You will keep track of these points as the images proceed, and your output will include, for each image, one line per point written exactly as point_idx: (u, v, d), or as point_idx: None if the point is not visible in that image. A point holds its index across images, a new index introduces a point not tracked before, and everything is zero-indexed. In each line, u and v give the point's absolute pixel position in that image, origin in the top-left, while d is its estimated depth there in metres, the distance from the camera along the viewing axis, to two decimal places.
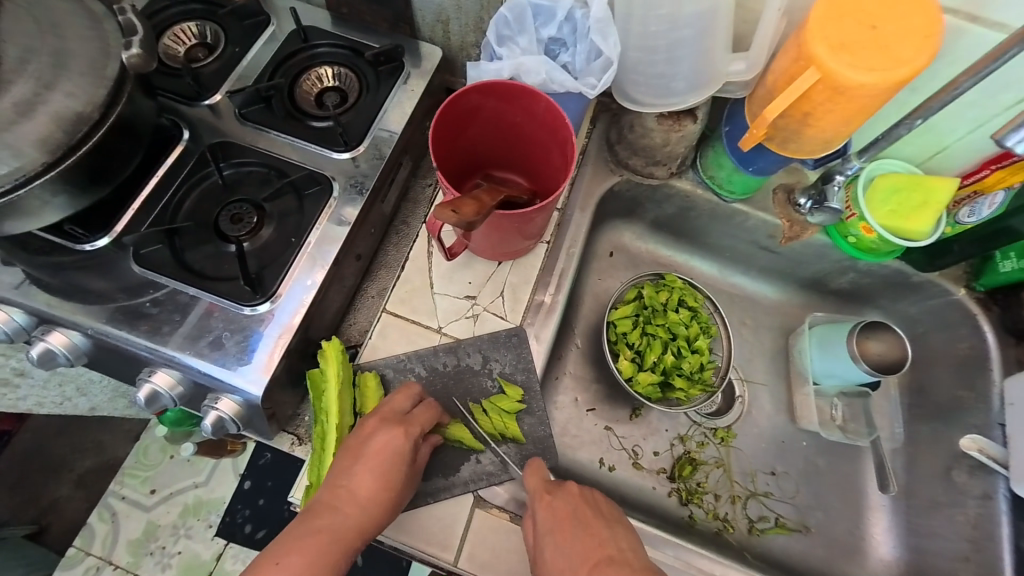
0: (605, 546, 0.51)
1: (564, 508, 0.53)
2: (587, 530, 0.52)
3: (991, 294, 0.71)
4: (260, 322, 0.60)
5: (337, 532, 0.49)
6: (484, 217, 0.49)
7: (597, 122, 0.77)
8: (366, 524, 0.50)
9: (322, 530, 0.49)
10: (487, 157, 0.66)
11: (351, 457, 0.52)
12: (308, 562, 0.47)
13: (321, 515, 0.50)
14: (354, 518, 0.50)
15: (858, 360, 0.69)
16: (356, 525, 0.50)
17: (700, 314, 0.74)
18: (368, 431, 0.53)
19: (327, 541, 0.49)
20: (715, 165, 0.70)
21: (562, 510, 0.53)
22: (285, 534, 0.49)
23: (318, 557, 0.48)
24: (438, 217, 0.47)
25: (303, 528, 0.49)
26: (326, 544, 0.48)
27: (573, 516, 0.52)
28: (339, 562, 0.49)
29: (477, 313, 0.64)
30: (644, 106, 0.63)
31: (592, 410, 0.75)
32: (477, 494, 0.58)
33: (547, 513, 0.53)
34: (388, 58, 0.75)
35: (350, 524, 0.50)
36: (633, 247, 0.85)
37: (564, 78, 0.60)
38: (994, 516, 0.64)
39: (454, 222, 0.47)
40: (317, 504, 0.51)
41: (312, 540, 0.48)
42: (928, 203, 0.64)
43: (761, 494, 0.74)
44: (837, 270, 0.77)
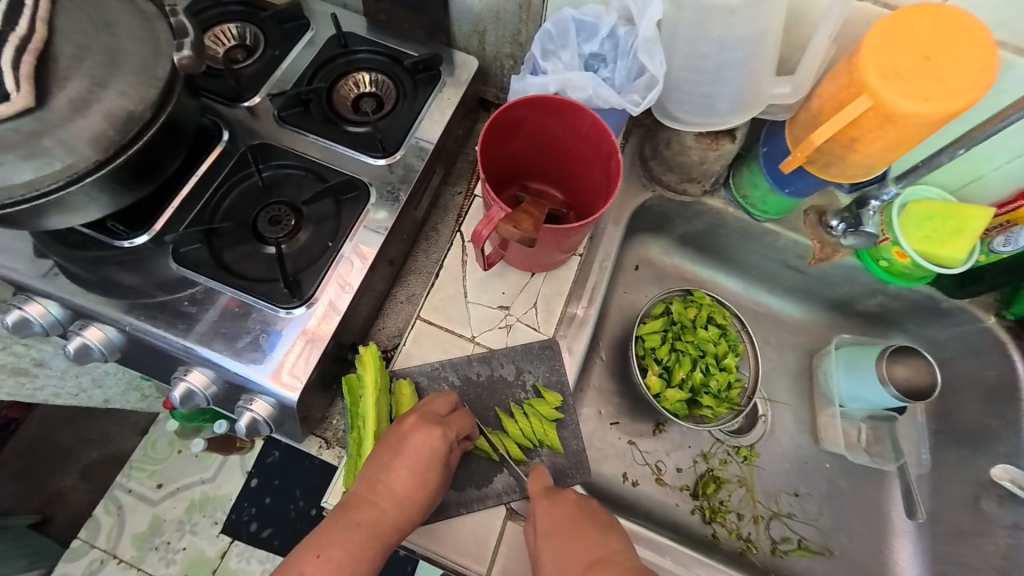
0: (596, 550, 0.50)
1: (560, 511, 0.52)
2: (575, 529, 0.51)
3: (1021, 323, 0.71)
4: (281, 322, 0.61)
5: (374, 528, 0.49)
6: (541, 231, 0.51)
7: (630, 136, 0.78)
8: (402, 520, 0.50)
9: (360, 524, 0.49)
10: (526, 169, 0.66)
11: (390, 452, 0.52)
12: (349, 556, 0.48)
13: (357, 510, 0.50)
14: (391, 514, 0.50)
15: (886, 384, 0.69)
16: (392, 522, 0.50)
17: (728, 332, 0.73)
18: (405, 429, 0.53)
19: (366, 534, 0.49)
20: (748, 185, 0.70)
21: (558, 516, 0.52)
22: (325, 525, 0.50)
23: (356, 552, 0.48)
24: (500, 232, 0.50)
25: (343, 520, 0.50)
26: (365, 538, 0.49)
27: (568, 520, 0.52)
28: (374, 559, 0.49)
29: (510, 323, 0.64)
30: (682, 124, 0.63)
31: (615, 423, 0.75)
32: (510, 506, 0.57)
33: (544, 519, 0.52)
34: (425, 66, 0.76)
35: (387, 520, 0.50)
36: (658, 261, 0.85)
37: (608, 94, 0.60)
38: (1022, 547, 0.64)
39: (513, 236, 0.50)
40: (355, 499, 0.51)
41: (352, 533, 0.48)
42: (963, 230, 0.64)
43: (784, 515, 0.73)
44: (865, 292, 0.77)
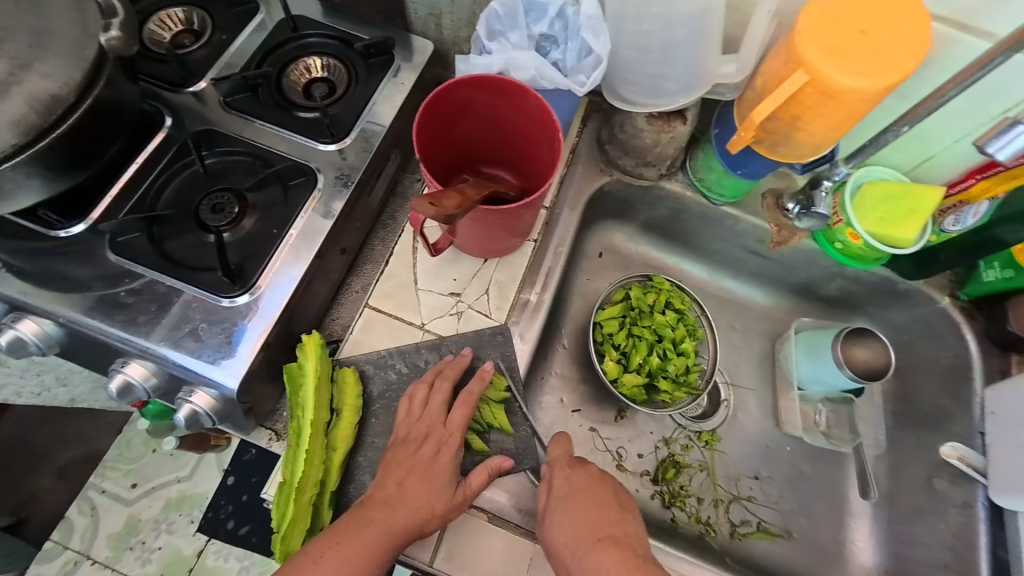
0: (615, 528, 0.52)
1: (581, 481, 0.55)
2: (596, 500, 0.54)
3: (975, 303, 0.70)
4: (246, 316, 0.59)
5: (388, 527, 0.50)
6: (465, 211, 0.47)
7: (588, 121, 0.77)
8: (413, 523, 0.51)
9: (377, 520, 0.49)
10: (477, 154, 0.65)
11: (400, 458, 0.54)
12: (363, 550, 0.48)
13: (373, 505, 0.51)
14: (412, 507, 0.51)
15: (842, 366, 0.69)
16: (403, 523, 0.50)
17: (686, 317, 0.73)
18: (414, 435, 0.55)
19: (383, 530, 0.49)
20: (704, 168, 0.70)
21: (579, 482, 0.55)
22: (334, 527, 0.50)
23: (377, 549, 0.48)
24: (417, 210, 0.44)
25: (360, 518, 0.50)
26: (379, 537, 0.49)
27: (589, 491, 0.55)
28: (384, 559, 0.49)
29: (461, 310, 0.63)
30: (634, 106, 0.62)
31: (577, 411, 0.74)
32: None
33: (564, 481, 0.55)
34: (378, 50, 0.75)
35: (408, 513, 0.51)
36: (622, 248, 0.85)
37: (554, 74, 0.58)
38: (973, 525, 0.62)
39: (433, 215, 0.45)
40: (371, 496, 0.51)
41: (365, 531, 0.49)
42: (915, 212, 0.64)
43: (744, 498, 0.72)
44: (825, 276, 0.77)
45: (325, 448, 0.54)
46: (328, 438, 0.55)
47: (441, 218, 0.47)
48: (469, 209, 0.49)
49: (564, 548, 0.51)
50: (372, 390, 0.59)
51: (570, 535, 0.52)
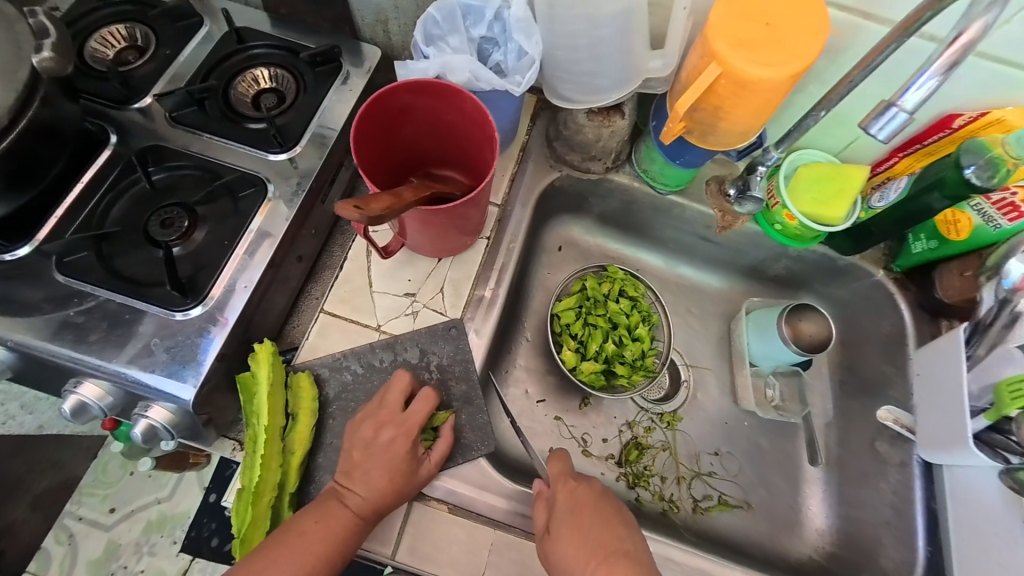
0: (622, 542, 0.54)
1: (584, 495, 0.57)
2: (599, 518, 0.56)
3: (908, 274, 0.74)
4: (217, 328, 0.60)
5: (354, 514, 0.52)
6: (395, 213, 0.48)
7: (538, 119, 0.79)
8: (378, 507, 0.53)
9: (331, 520, 0.51)
10: (422, 157, 0.66)
11: (360, 452, 0.54)
12: (332, 535, 0.51)
13: (325, 505, 0.52)
14: (368, 504, 0.53)
15: (789, 342, 0.72)
16: (369, 508, 0.53)
17: (640, 303, 0.75)
18: (370, 432, 0.55)
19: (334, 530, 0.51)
20: (647, 159, 0.73)
21: (583, 497, 0.57)
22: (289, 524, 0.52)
23: (330, 546, 0.51)
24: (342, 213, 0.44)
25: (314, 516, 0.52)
26: (346, 523, 0.52)
27: (592, 507, 0.57)
28: (354, 540, 0.52)
29: (417, 309, 0.64)
30: (572, 103, 0.65)
31: (542, 401, 0.76)
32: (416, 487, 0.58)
33: (567, 498, 0.57)
34: (324, 58, 0.76)
35: (370, 506, 0.53)
36: (581, 241, 0.87)
37: (489, 76, 0.59)
38: (910, 483, 0.66)
39: (359, 219, 0.45)
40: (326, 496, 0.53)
41: (332, 519, 0.51)
42: (845, 190, 0.68)
43: (705, 474, 0.74)
44: (771, 257, 0.81)
45: (281, 454, 0.55)
46: (285, 444, 0.56)
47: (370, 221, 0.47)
48: (403, 210, 0.50)
49: (573, 565, 0.52)
50: (328, 394, 0.59)
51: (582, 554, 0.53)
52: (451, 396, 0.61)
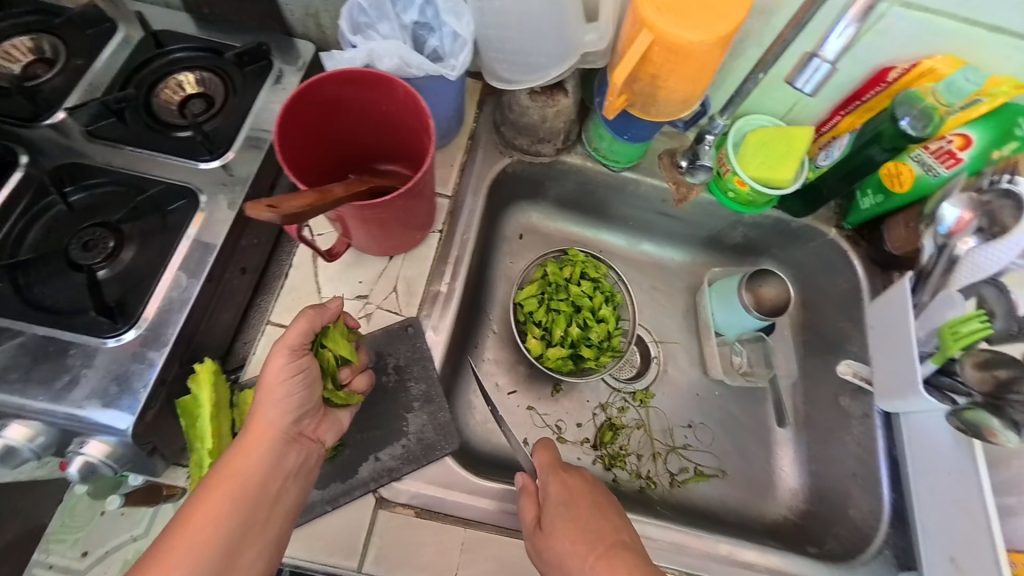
0: (621, 533, 0.53)
1: (577, 487, 0.57)
2: (597, 515, 0.54)
3: (858, 230, 0.76)
4: (157, 351, 0.56)
5: (252, 450, 0.48)
6: (319, 209, 0.45)
7: (484, 106, 0.76)
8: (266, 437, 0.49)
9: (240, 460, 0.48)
10: (365, 151, 0.63)
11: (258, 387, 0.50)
12: (241, 471, 0.47)
13: (240, 460, 0.48)
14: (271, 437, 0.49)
15: (750, 309, 0.73)
16: (263, 440, 0.49)
17: (602, 284, 0.74)
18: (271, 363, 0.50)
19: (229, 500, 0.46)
20: (596, 137, 0.72)
21: (575, 488, 0.56)
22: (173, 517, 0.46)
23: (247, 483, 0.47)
24: (253, 215, 0.42)
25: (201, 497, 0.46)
26: (253, 460, 0.48)
27: (587, 498, 0.56)
28: (259, 480, 0.48)
29: (370, 311, 0.62)
30: (515, 85, 0.63)
31: (514, 392, 0.74)
32: (380, 494, 0.56)
33: (559, 489, 0.56)
34: (252, 57, 0.71)
35: (272, 438, 0.49)
36: (542, 227, 0.86)
37: (419, 60, 0.56)
38: (872, 433, 0.66)
39: (272, 219, 0.43)
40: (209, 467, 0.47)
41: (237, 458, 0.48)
42: (791, 153, 0.68)
43: (680, 447, 0.75)
44: (728, 226, 0.81)
45: None
46: None
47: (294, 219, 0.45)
48: (330, 206, 0.47)
49: (570, 557, 0.51)
50: None
51: (577, 550, 0.51)
52: (412, 396, 0.60)
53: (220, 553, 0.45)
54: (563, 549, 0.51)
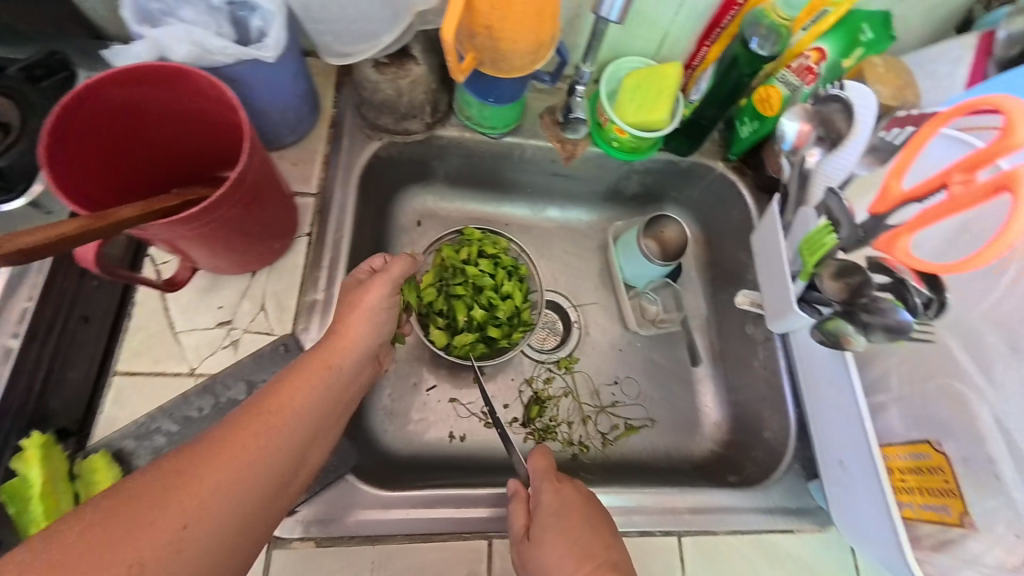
0: (610, 551, 0.50)
1: (571, 498, 0.54)
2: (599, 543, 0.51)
3: (744, 160, 0.76)
4: None
5: (326, 383, 0.45)
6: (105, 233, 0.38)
7: (342, 88, 0.69)
8: (334, 370, 0.46)
9: (298, 391, 0.43)
10: (190, 158, 0.55)
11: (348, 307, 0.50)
12: (307, 403, 0.42)
13: (293, 396, 0.42)
14: (332, 371, 0.45)
15: (653, 258, 0.74)
16: (341, 375, 0.46)
17: (502, 258, 0.72)
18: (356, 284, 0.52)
19: (291, 422, 0.41)
20: (464, 104, 0.67)
21: (569, 499, 0.54)
22: (230, 420, 0.39)
23: (309, 419, 0.42)
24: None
25: (243, 418, 0.40)
26: (321, 394, 0.44)
27: (581, 511, 0.53)
28: (313, 423, 0.42)
29: (236, 338, 0.54)
30: (355, 58, 0.56)
31: (434, 387, 0.71)
32: (271, 535, 0.52)
33: (553, 498, 0.54)
34: (46, 69, 0.60)
35: (331, 373, 0.45)
36: (439, 210, 0.81)
37: (218, 42, 0.48)
38: (775, 354, 0.68)
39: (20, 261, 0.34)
40: (243, 400, 0.41)
41: (313, 384, 0.44)
42: (664, 91, 0.66)
43: (609, 406, 0.75)
44: (623, 176, 0.80)
45: None
46: None
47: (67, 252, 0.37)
48: (120, 229, 0.39)
49: (555, 570, 0.49)
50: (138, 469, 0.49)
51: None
52: None
53: (256, 508, 0.37)
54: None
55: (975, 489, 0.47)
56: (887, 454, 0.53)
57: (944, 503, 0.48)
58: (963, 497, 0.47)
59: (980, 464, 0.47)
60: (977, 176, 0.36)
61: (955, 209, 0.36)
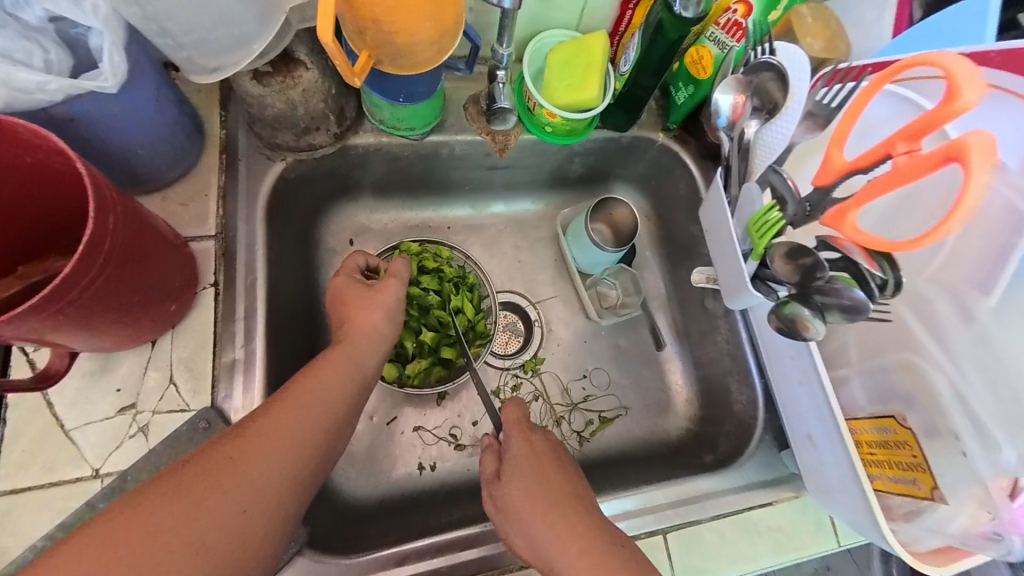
0: (575, 490, 0.50)
1: (538, 447, 0.54)
2: (569, 504, 0.48)
3: (684, 127, 0.72)
4: None
5: (347, 369, 0.50)
6: None
7: (229, 104, 0.59)
8: (355, 358, 0.51)
9: (323, 378, 0.48)
10: (24, 229, 0.44)
11: (360, 294, 0.55)
12: (331, 389, 0.48)
13: (316, 379, 0.47)
14: (353, 356, 0.51)
15: (602, 245, 0.70)
16: (359, 358, 0.51)
17: (445, 271, 0.69)
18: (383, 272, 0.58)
19: (315, 404, 0.46)
20: (375, 107, 0.59)
21: (534, 446, 0.54)
22: (265, 407, 0.45)
23: (329, 402, 0.47)
24: None
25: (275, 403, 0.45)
26: (344, 377, 0.49)
27: (547, 457, 0.53)
28: (340, 403, 0.48)
29: (144, 423, 0.47)
30: (225, 71, 0.47)
31: (394, 419, 0.67)
32: None
33: (521, 445, 0.54)
34: None
35: (349, 359, 0.50)
36: (372, 223, 0.73)
37: (29, 75, 0.38)
38: (736, 326, 0.68)
39: None
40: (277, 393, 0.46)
41: (333, 373, 0.48)
42: (591, 65, 0.60)
43: (580, 402, 0.73)
44: (563, 159, 0.75)
45: None
46: None
47: None
48: None
49: (519, 510, 0.49)
50: None
51: (555, 535, 0.46)
52: None
53: (296, 475, 0.43)
54: (538, 533, 0.47)
55: (944, 463, 0.44)
56: (852, 428, 0.51)
57: (913, 477, 0.45)
58: (931, 470, 0.45)
59: (944, 437, 0.45)
60: (920, 145, 0.33)
61: (899, 179, 0.32)
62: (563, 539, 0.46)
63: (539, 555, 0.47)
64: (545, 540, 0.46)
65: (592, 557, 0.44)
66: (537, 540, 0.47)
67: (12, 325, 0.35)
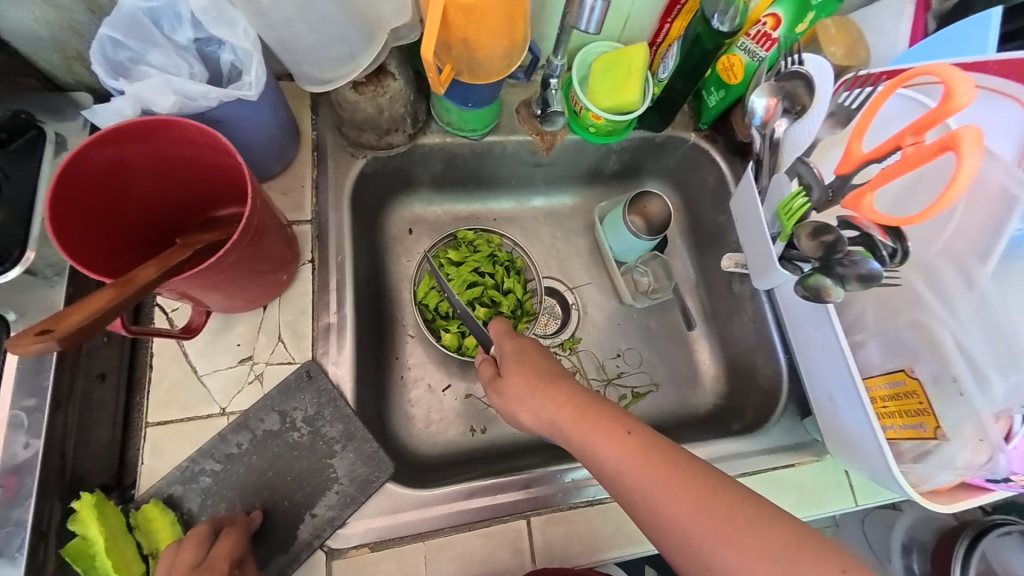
0: (561, 369, 0.56)
1: (528, 344, 0.60)
2: (558, 382, 0.54)
3: (714, 127, 0.79)
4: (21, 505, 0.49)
5: None
6: (133, 294, 0.40)
7: (319, 108, 0.69)
8: None
9: None
10: (171, 210, 0.54)
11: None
12: None
13: None
14: None
15: (638, 233, 0.77)
16: None
17: (498, 254, 0.78)
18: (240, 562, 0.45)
19: None
20: (443, 110, 0.68)
21: (524, 343, 0.60)
22: None
23: None
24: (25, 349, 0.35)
25: None
26: None
27: (537, 349, 0.59)
28: None
29: (259, 373, 0.57)
30: (333, 83, 0.57)
31: (448, 387, 0.74)
32: (328, 545, 0.55)
33: (513, 344, 0.60)
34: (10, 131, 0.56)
35: None
36: (428, 215, 0.82)
37: (198, 88, 0.48)
38: (761, 306, 0.75)
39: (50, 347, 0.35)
40: None
41: None
42: (633, 72, 0.67)
43: (615, 377, 0.80)
44: (601, 156, 0.82)
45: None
46: None
47: (76, 338, 0.36)
48: (141, 291, 0.41)
49: (516, 391, 0.56)
50: (189, 510, 0.53)
51: (548, 402, 0.52)
52: (331, 440, 0.58)
53: None
54: (538, 404, 0.53)
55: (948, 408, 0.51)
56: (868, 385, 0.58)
57: (920, 420, 0.53)
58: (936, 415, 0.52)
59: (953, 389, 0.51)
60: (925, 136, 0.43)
61: (912, 164, 0.42)
62: (558, 404, 0.52)
63: (542, 421, 0.54)
64: (540, 408, 0.53)
65: (580, 412, 0.50)
66: (539, 410, 0.53)
67: (190, 278, 0.44)
